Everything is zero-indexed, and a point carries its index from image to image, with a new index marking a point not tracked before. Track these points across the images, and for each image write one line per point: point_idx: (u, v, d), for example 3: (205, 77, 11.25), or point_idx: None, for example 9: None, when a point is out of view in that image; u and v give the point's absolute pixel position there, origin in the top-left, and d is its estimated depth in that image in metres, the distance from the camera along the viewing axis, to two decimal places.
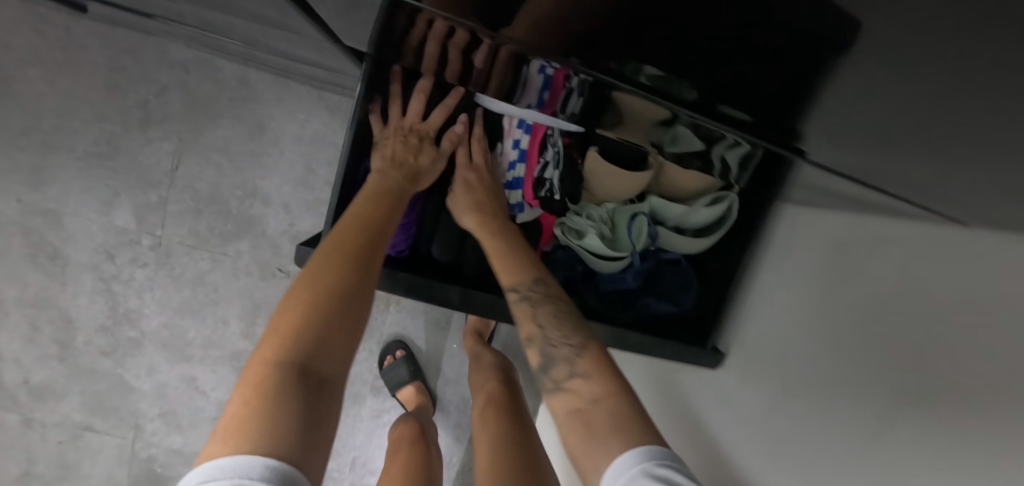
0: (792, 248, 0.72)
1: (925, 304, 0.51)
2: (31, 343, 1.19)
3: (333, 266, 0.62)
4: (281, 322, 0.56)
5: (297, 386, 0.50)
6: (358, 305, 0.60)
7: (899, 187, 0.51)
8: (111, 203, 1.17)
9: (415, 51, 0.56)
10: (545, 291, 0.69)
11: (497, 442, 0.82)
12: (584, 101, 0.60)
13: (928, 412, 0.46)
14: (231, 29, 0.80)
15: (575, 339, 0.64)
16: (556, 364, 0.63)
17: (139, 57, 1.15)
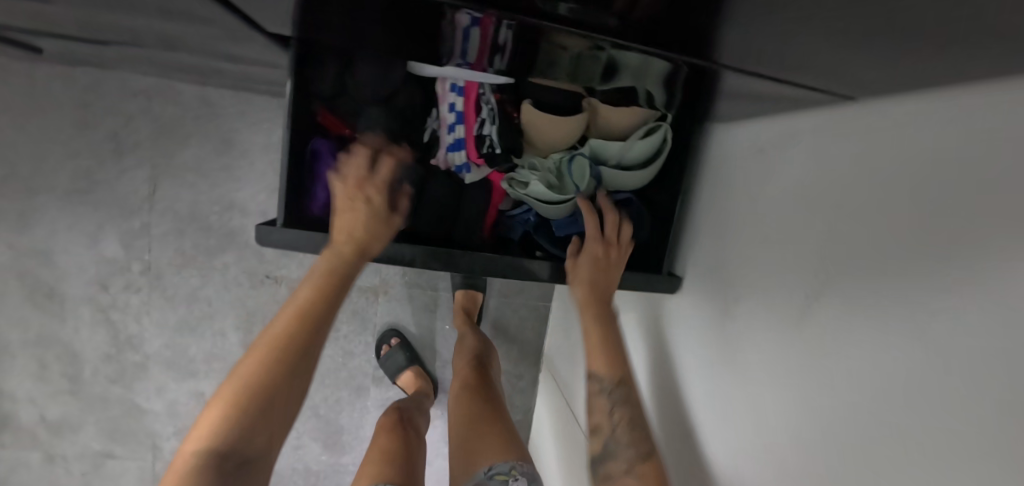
0: (720, 159, 0.76)
1: (843, 186, 0.53)
2: (41, 380, 1.24)
3: (272, 358, 0.62)
4: (215, 408, 0.59)
5: (214, 471, 0.54)
6: (285, 400, 0.61)
7: (814, 78, 0.52)
8: (97, 235, 1.20)
9: (336, 20, 0.56)
10: (625, 398, 0.78)
11: (470, 420, 0.92)
12: (510, 49, 0.60)
13: (872, 291, 0.47)
14: (175, 43, 0.81)
15: (641, 447, 0.74)
16: (615, 457, 0.74)
17: (101, 91, 1.16)
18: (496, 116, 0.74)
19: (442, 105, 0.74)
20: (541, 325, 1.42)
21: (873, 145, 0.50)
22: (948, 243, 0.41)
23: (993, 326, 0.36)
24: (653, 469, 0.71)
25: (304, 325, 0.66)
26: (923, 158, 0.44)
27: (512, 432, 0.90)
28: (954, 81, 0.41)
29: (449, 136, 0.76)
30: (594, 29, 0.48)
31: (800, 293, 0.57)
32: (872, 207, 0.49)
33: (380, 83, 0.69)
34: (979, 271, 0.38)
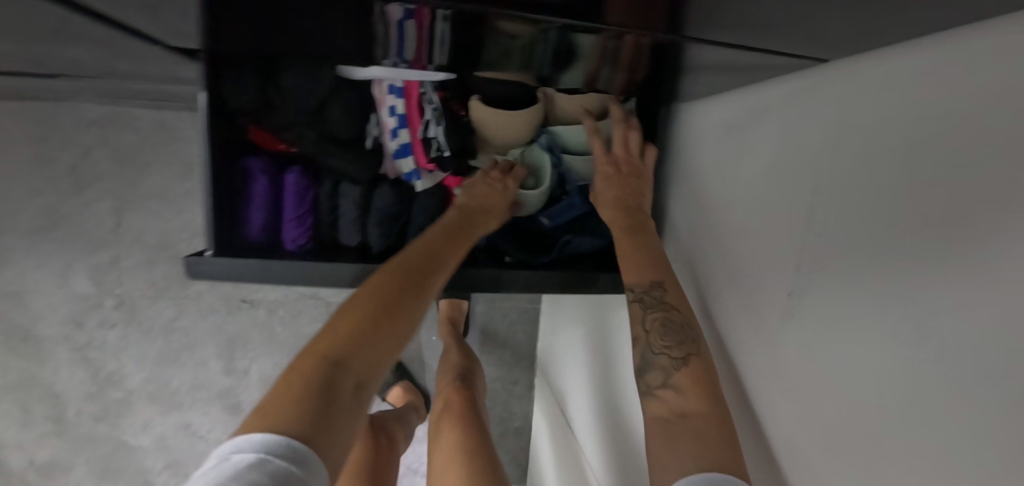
0: (693, 141, 0.69)
1: (821, 170, 0.46)
2: (25, 424, 1.21)
3: (398, 289, 0.56)
4: (336, 323, 0.51)
5: (338, 379, 0.45)
6: (404, 340, 0.54)
7: (794, 44, 0.44)
8: (66, 273, 1.16)
9: (245, 25, 0.49)
10: (660, 299, 0.63)
11: (454, 448, 0.87)
12: (448, 45, 0.54)
13: (862, 291, 0.40)
14: (101, 68, 0.75)
15: (677, 351, 0.58)
16: (650, 370, 0.60)
17: (55, 124, 1.11)
18: (441, 116, 0.69)
19: (382, 108, 0.68)
20: (533, 327, 1.37)
21: (853, 114, 0.43)
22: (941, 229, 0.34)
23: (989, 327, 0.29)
24: (695, 377, 0.56)
25: (423, 268, 0.61)
26: (905, 129, 0.37)
27: (496, 459, 0.85)
28: (954, 32, 0.34)
29: (393, 142, 0.70)
30: (534, 16, 0.42)
31: (782, 288, 0.50)
32: (853, 194, 0.42)
33: (307, 90, 0.62)
34: (976, 262, 0.31)
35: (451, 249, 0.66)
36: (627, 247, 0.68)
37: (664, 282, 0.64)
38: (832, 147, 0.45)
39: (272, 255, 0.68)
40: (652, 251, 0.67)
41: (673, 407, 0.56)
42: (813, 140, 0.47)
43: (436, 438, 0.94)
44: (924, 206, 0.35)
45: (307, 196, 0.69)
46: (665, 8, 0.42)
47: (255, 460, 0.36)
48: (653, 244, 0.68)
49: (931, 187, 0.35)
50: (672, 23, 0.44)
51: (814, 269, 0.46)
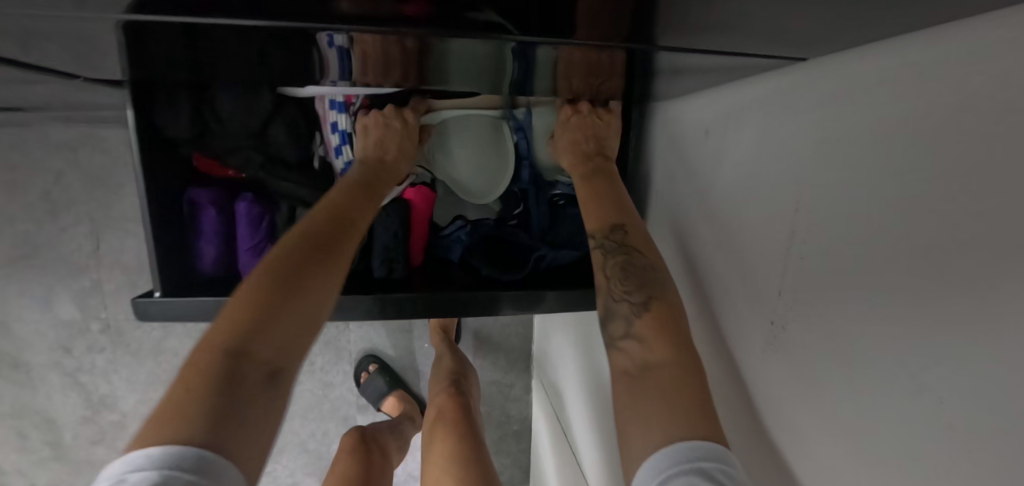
0: (670, 143, 0.65)
1: (805, 189, 0.41)
2: (24, 450, 1.21)
3: (301, 257, 0.53)
4: (232, 306, 0.48)
5: (233, 364, 0.43)
6: (317, 304, 0.52)
7: (772, 49, 0.39)
8: (50, 300, 1.15)
9: (171, 41, 0.45)
10: (621, 243, 0.61)
11: (446, 461, 0.83)
12: (397, 65, 0.49)
13: (859, 327, 0.36)
14: (45, 98, 0.71)
15: (637, 296, 0.56)
16: (615, 321, 0.58)
17: (23, 150, 1.08)
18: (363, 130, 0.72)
19: (325, 126, 0.72)
20: (527, 329, 1.34)
21: (835, 128, 0.38)
22: (945, 272, 0.29)
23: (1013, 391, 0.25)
24: (658, 325, 0.53)
25: (331, 232, 0.58)
26: (894, 150, 0.33)
27: (490, 473, 0.80)
28: (957, 39, 0.29)
29: (338, 160, 0.74)
30: (488, 39, 0.37)
31: (765, 316, 0.47)
32: (842, 222, 0.37)
33: (247, 115, 0.65)
34: (994, 310, 0.27)
35: (364, 208, 0.63)
36: (589, 196, 0.68)
37: (624, 224, 0.63)
38: (812, 161, 0.41)
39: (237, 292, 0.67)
40: (612, 197, 0.66)
41: (635, 359, 0.53)
42: (791, 151, 0.43)
43: (429, 450, 0.89)
44: (923, 239, 0.31)
45: (261, 222, 0.70)
46: (624, 28, 0.37)
47: (154, 479, 0.35)
48: (614, 189, 0.67)
49: (930, 219, 0.30)
50: (635, 35, 0.39)
51: (801, 299, 0.42)
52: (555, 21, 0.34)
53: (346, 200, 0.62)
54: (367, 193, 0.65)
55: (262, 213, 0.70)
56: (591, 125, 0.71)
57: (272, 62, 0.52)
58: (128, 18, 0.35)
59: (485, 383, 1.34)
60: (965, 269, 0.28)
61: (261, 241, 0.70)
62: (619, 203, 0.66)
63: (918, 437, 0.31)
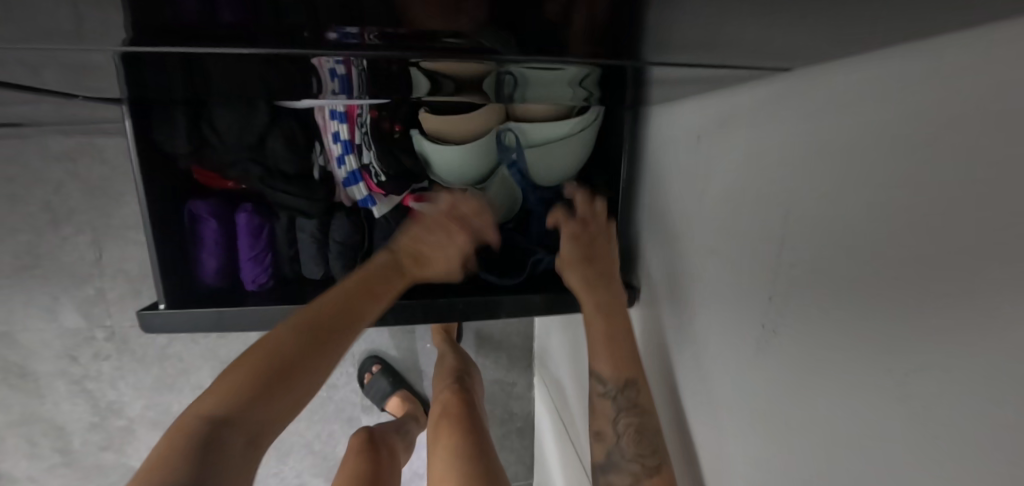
0: (662, 147, 0.66)
1: (795, 196, 0.42)
2: (34, 457, 1.23)
3: (309, 338, 0.54)
4: (229, 377, 0.49)
5: (222, 435, 0.43)
6: (306, 392, 0.51)
7: (761, 60, 0.39)
8: (54, 309, 1.16)
9: (168, 60, 0.46)
10: (631, 402, 0.67)
11: (451, 457, 0.84)
12: (391, 81, 0.50)
13: (849, 332, 0.37)
14: (43, 114, 0.72)
15: (648, 459, 0.63)
16: (621, 470, 0.65)
17: (22, 161, 1.08)
18: (372, 141, 0.72)
19: (327, 135, 0.72)
20: (528, 327, 1.36)
21: (822, 137, 0.39)
22: (934, 280, 0.30)
23: (1003, 397, 0.26)
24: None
25: (337, 315, 0.58)
26: (881, 160, 0.33)
27: (494, 468, 0.82)
28: (941, 52, 0.29)
29: (341, 170, 0.74)
30: (484, 60, 0.38)
31: (756, 321, 0.48)
32: (831, 230, 0.38)
33: (243, 126, 0.66)
34: (982, 318, 0.27)
35: (377, 296, 0.64)
36: (609, 339, 0.71)
37: (637, 382, 0.68)
38: (802, 170, 0.41)
39: (242, 303, 0.69)
40: (625, 344, 0.70)
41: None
42: (781, 159, 0.44)
43: (433, 448, 0.90)
44: (909, 249, 0.32)
45: (261, 232, 0.71)
46: (617, 44, 0.37)
47: None
48: (625, 330, 0.71)
49: (917, 227, 0.31)
50: (627, 49, 0.39)
51: (793, 305, 0.43)
52: (549, 43, 0.35)
53: (363, 285, 0.64)
54: (378, 276, 0.66)
55: (262, 221, 0.71)
56: (604, 261, 0.74)
57: (267, 76, 0.52)
58: (125, 47, 0.35)
59: (487, 381, 1.35)
60: (953, 278, 0.29)
61: (262, 250, 0.71)
62: (632, 358, 0.70)
63: (905, 439, 0.33)
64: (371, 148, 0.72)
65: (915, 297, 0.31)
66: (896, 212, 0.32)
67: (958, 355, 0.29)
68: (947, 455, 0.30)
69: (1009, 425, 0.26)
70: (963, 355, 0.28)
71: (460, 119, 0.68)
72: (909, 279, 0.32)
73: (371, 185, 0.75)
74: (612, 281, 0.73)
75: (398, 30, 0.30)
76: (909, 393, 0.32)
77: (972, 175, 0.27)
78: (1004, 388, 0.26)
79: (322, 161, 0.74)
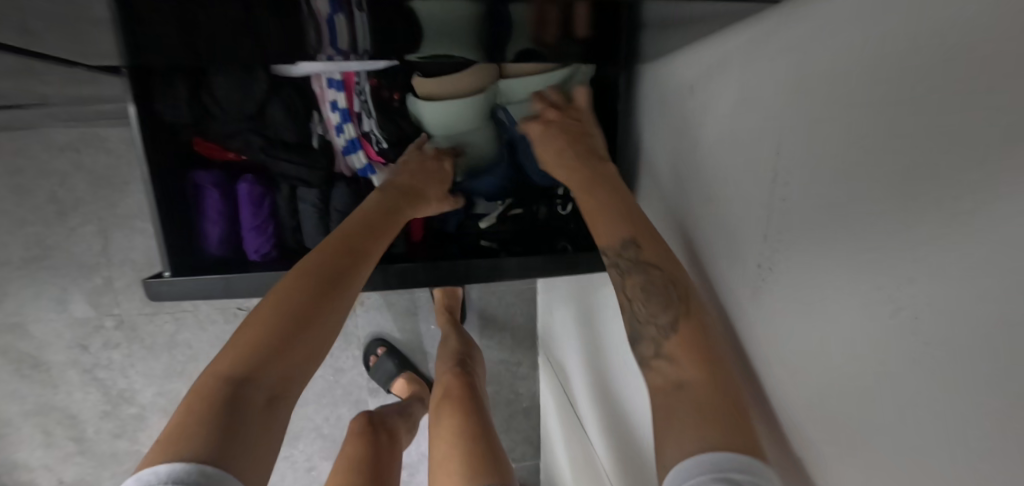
0: (657, 103, 0.67)
1: (785, 131, 0.43)
2: (49, 446, 1.25)
3: (316, 289, 0.54)
4: (240, 338, 0.49)
5: (242, 395, 0.44)
6: (321, 341, 0.53)
7: None
8: (64, 299, 1.17)
9: (171, 24, 0.47)
10: (636, 259, 0.60)
11: (454, 436, 0.84)
12: (384, 34, 0.51)
13: (840, 255, 0.38)
14: (43, 95, 0.73)
15: (662, 316, 0.55)
16: (642, 342, 0.58)
17: (27, 153, 1.09)
18: (370, 107, 0.74)
19: (325, 104, 0.73)
20: (531, 308, 1.36)
21: (809, 63, 0.39)
22: (918, 190, 0.31)
23: (983, 287, 0.27)
24: (687, 341, 0.52)
25: (343, 267, 0.58)
26: (866, 77, 0.34)
27: (495, 444, 0.83)
28: None
29: (340, 138, 0.75)
30: None
31: (753, 260, 0.49)
32: (820, 158, 0.39)
33: (242, 96, 0.68)
34: (961, 215, 0.28)
35: (377, 237, 0.64)
36: (595, 203, 0.66)
37: (636, 238, 0.61)
38: (791, 101, 0.42)
39: (247, 272, 0.71)
40: (618, 208, 0.64)
41: (669, 380, 0.52)
42: (770, 93, 0.44)
43: (436, 427, 0.90)
44: (895, 163, 0.32)
45: (263, 203, 0.73)
46: None
47: None
48: (615, 193, 0.66)
49: (902, 137, 0.32)
50: None
51: (786, 240, 0.43)
52: None
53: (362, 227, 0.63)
54: (378, 220, 0.65)
55: (264, 192, 0.73)
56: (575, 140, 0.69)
57: (267, 41, 0.53)
58: None
59: (492, 362, 1.36)
60: (934, 182, 0.30)
61: (265, 222, 0.73)
62: (628, 217, 0.63)
63: (894, 350, 0.33)
64: (370, 116, 0.74)
65: (901, 210, 0.32)
66: (884, 129, 0.33)
67: (939, 259, 0.30)
68: (933, 358, 0.30)
69: (989, 316, 0.26)
70: (946, 258, 0.29)
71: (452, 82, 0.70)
72: (896, 193, 0.32)
73: (371, 152, 0.77)
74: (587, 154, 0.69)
75: None
76: (899, 305, 0.33)
77: (952, 76, 0.28)
78: (986, 278, 0.27)
79: (323, 130, 0.76)
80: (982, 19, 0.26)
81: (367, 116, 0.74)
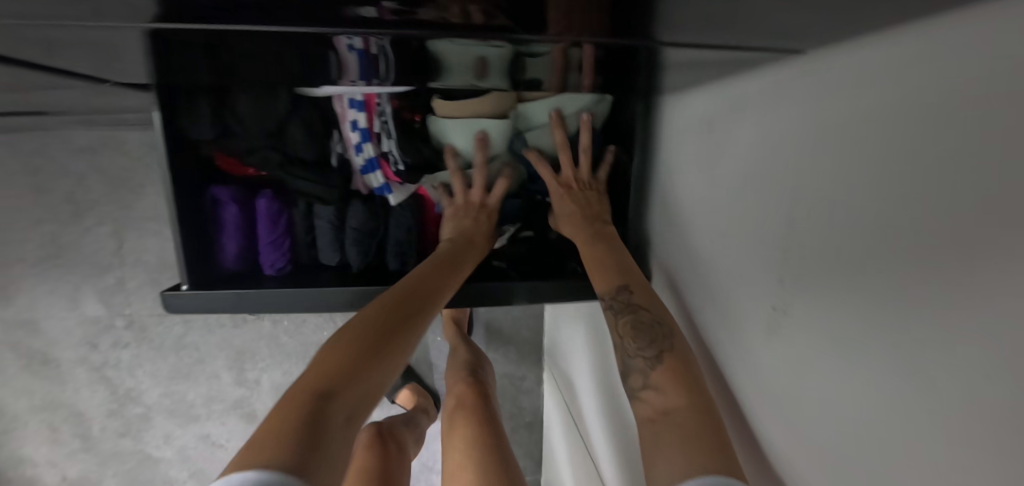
0: (674, 134, 0.68)
1: (802, 178, 0.43)
2: (54, 442, 1.26)
3: (391, 318, 0.56)
4: (329, 353, 0.49)
5: (332, 403, 0.43)
6: (397, 370, 0.52)
7: (768, 40, 0.40)
8: (77, 297, 1.19)
9: (203, 50, 0.49)
10: (627, 302, 0.65)
11: (466, 445, 0.84)
12: (405, 67, 0.52)
13: (854, 304, 0.38)
14: (67, 104, 0.74)
15: (649, 350, 0.59)
16: (631, 376, 0.60)
17: (49, 154, 1.11)
18: (390, 128, 0.75)
19: (345, 123, 0.74)
20: (537, 323, 1.37)
21: (830, 116, 0.40)
22: (931, 254, 0.31)
23: (989, 359, 0.27)
24: (671, 373, 0.56)
25: (413, 301, 0.61)
26: (893, 128, 0.34)
27: (506, 455, 0.83)
28: (933, 25, 0.31)
29: (359, 157, 0.76)
30: (499, 37, 0.40)
31: (767, 302, 0.49)
32: (837, 210, 0.39)
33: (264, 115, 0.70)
34: (969, 282, 0.29)
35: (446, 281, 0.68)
36: (592, 256, 0.73)
37: (629, 284, 0.67)
38: (810, 152, 0.42)
39: (261, 287, 0.73)
40: (612, 261, 0.71)
41: (656, 409, 0.54)
42: (792, 138, 0.45)
43: (449, 435, 0.91)
44: (906, 226, 0.33)
45: (280, 218, 0.76)
46: (619, 22, 0.39)
47: None
48: (614, 250, 0.73)
49: (930, 192, 0.31)
50: (635, 27, 0.41)
51: (800, 285, 0.44)
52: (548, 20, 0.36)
53: (428, 272, 0.67)
54: (445, 267, 0.70)
55: (284, 208, 0.76)
56: (586, 201, 0.78)
57: (296, 67, 0.55)
58: (150, 24, 0.37)
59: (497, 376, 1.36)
60: (965, 239, 0.29)
61: (282, 237, 0.76)
62: (621, 269, 0.70)
63: (904, 406, 0.34)
64: (389, 137, 0.75)
65: (914, 270, 0.33)
66: (897, 189, 0.34)
67: (949, 320, 0.30)
68: (942, 419, 0.31)
69: (996, 384, 0.27)
70: (956, 319, 0.30)
71: (471, 104, 0.72)
72: (908, 252, 0.33)
73: (388, 172, 0.78)
74: (594, 216, 0.77)
75: (416, 9, 0.33)
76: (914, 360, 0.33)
77: (964, 145, 0.29)
78: (990, 347, 0.27)
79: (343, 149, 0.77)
80: (1004, 85, 0.26)
81: (388, 135, 0.75)
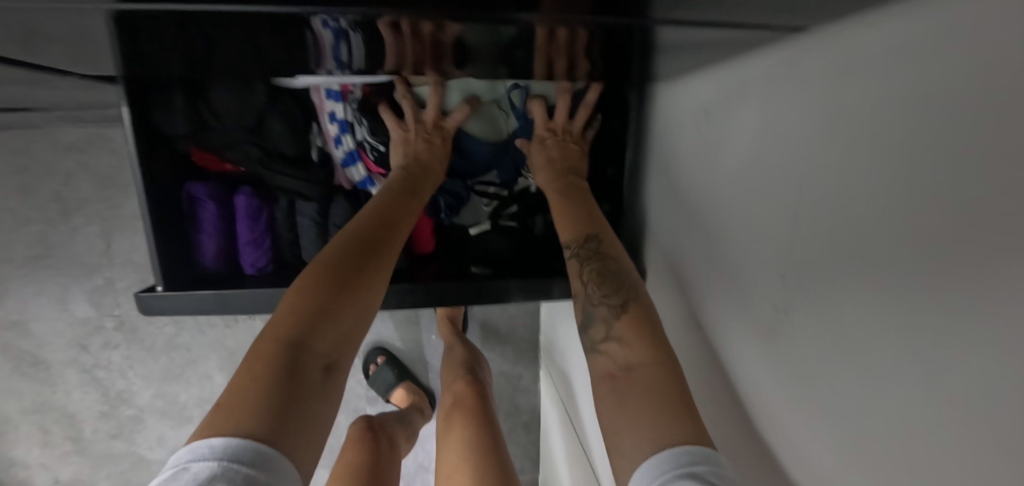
0: (671, 123, 0.65)
1: (807, 168, 0.41)
2: (46, 445, 1.25)
3: (353, 254, 0.53)
4: (291, 301, 0.48)
5: (297, 358, 0.43)
6: (369, 308, 0.52)
7: (770, 18, 0.37)
8: (65, 298, 1.17)
9: (170, 38, 0.46)
10: (594, 250, 0.63)
11: (462, 448, 0.82)
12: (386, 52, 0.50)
13: (860, 304, 0.35)
14: (43, 100, 0.72)
15: (615, 299, 0.57)
16: (592, 325, 0.57)
17: (34, 153, 1.09)
18: (361, 116, 0.74)
19: (323, 115, 0.73)
20: (533, 320, 1.34)
21: (837, 99, 0.37)
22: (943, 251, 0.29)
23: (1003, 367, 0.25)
24: (636, 325, 0.54)
25: (376, 232, 0.58)
26: (903, 110, 0.31)
27: (502, 458, 0.80)
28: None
29: (338, 151, 0.75)
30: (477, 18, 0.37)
31: (768, 299, 0.46)
32: (843, 202, 0.36)
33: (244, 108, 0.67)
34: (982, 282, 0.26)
35: (409, 210, 0.65)
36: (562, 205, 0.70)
37: (599, 234, 0.65)
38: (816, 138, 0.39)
39: (244, 287, 0.71)
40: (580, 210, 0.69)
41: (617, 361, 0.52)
42: (795, 123, 0.42)
43: (444, 437, 0.88)
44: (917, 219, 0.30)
45: (261, 216, 0.73)
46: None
47: (216, 471, 0.34)
48: (583, 201, 0.71)
49: (942, 182, 0.28)
50: (625, 6, 0.38)
51: (803, 282, 0.41)
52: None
53: (392, 201, 0.64)
54: (411, 199, 0.66)
55: (266, 202, 0.73)
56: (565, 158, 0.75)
57: (272, 56, 0.53)
58: (98, 9, 0.35)
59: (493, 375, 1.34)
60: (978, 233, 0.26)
61: (264, 235, 0.73)
62: (593, 219, 0.67)
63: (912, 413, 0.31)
64: (362, 123, 0.74)
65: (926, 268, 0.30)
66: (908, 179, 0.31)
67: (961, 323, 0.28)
68: (954, 431, 0.28)
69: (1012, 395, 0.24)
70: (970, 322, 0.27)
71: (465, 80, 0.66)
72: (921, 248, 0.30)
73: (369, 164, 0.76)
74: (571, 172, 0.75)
75: None
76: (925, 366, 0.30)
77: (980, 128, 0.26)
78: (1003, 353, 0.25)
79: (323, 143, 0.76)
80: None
81: (362, 123, 0.74)
